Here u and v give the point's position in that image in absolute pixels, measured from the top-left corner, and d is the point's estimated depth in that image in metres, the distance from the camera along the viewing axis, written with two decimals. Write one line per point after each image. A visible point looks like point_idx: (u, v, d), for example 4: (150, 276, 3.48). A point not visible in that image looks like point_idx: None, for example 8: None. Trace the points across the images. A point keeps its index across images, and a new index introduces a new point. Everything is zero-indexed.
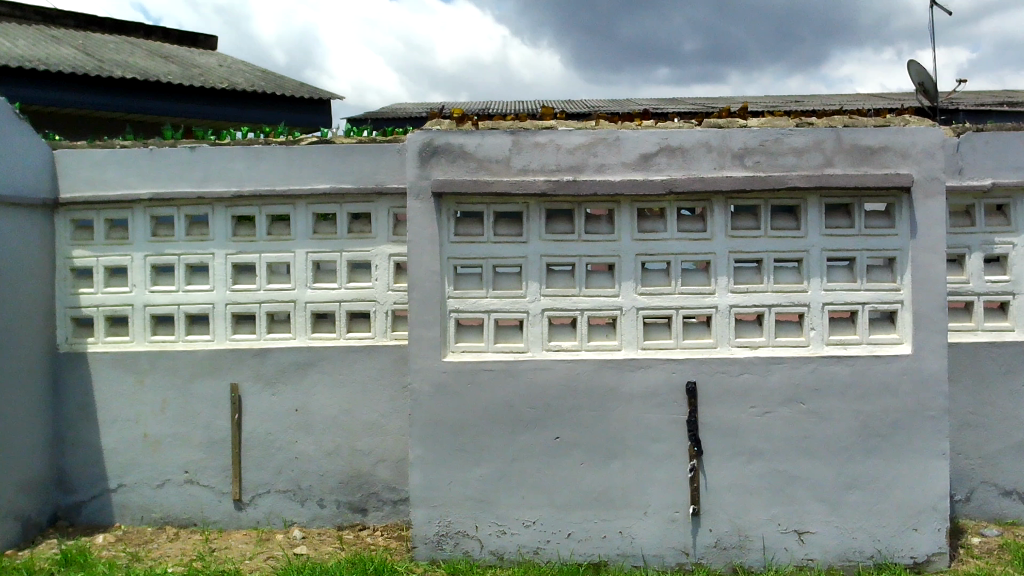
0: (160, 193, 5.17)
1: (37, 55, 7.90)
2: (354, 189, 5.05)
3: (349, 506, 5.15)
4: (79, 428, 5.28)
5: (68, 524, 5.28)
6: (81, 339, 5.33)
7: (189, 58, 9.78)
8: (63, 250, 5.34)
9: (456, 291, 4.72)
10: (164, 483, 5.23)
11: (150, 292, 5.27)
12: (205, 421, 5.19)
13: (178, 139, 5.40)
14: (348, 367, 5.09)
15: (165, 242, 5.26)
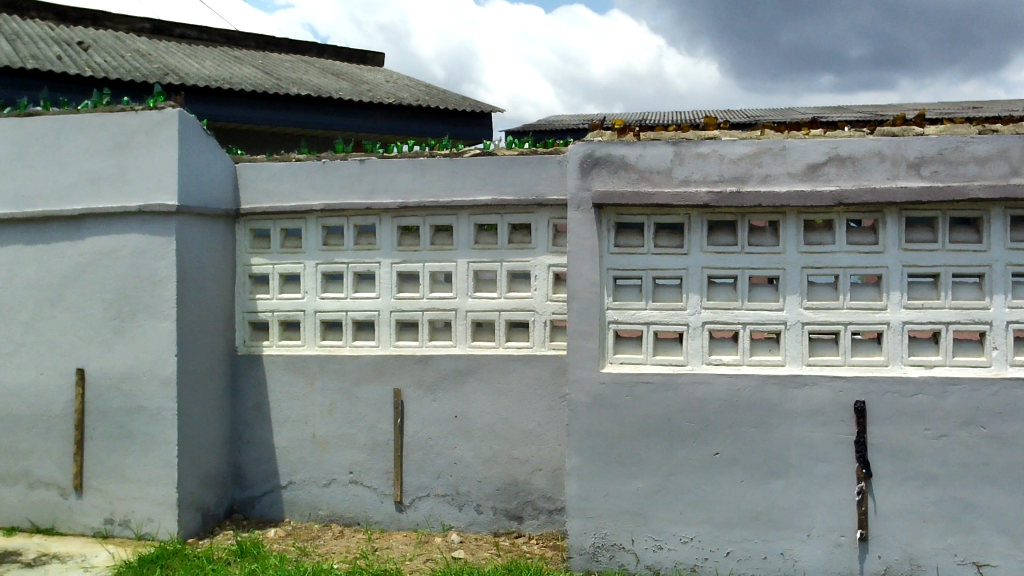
0: (331, 204, 5.41)
1: (222, 71, 8.35)
2: (515, 200, 5.13)
3: (505, 513, 5.21)
4: (254, 426, 5.58)
5: (243, 517, 5.59)
6: (257, 342, 5.63)
7: (359, 74, 10.17)
8: (242, 257, 5.66)
9: (615, 302, 4.71)
10: (330, 482, 5.44)
11: (321, 299, 5.51)
12: (370, 423, 5.37)
13: (349, 153, 5.62)
14: (507, 375, 5.17)
15: (335, 251, 5.49)
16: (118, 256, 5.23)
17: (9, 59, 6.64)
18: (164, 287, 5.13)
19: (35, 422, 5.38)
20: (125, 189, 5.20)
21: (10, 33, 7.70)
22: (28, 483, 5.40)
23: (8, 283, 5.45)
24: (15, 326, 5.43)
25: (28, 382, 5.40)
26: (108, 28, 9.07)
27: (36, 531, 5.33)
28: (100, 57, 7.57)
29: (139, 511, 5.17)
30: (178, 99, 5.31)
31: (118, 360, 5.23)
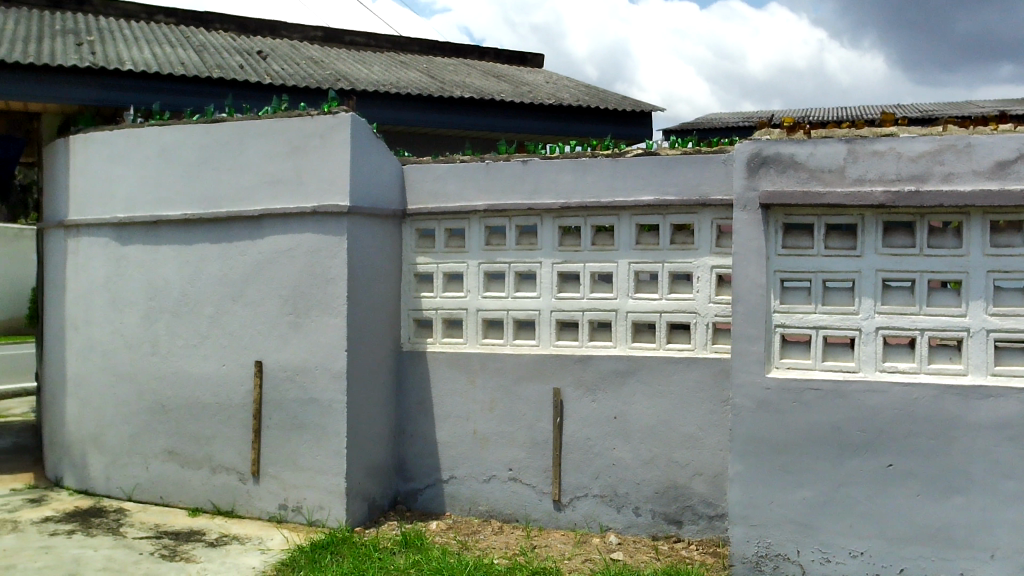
0: (494, 205, 5.49)
1: (388, 76, 8.61)
2: (678, 200, 5.06)
3: (664, 517, 5.14)
4: (418, 421, 5.73)
5: (406, 508, 5.75)
6: (421, 339, 5.79)
7: (519, 75, 10.26)
8: (408, 257, 5.83)
9: (782, 305, 4.58)
10: (490, 478, 5.53)
11: (483, 298, 5.60)
12: (529, 421, 5.43)
13: (512, 154, 5.69)
14: (667, 378, 5.10)
15: (497, 251, 5.57)
16: (294, 254, 5.49)
17: (197, 70, 7.08)
18: (337, 285, 5.34)
19: (218, 410, 5.72)
20: (302, 191, 5.46)
21: (197, 45, 8.22)
22: (210, 468, 5.74)
23: (195, 279, 5.81)
24: (200, 319, 5.79)
25: (211, 373, 5.74)
26: (284, 38, 9.54)
27: (218, 513, 5.67)
28: (278, 66, 7.97)
29: (310, 498, 5.41)
30: (350, 104, 5.53)
31: (293, 353, 5.49)
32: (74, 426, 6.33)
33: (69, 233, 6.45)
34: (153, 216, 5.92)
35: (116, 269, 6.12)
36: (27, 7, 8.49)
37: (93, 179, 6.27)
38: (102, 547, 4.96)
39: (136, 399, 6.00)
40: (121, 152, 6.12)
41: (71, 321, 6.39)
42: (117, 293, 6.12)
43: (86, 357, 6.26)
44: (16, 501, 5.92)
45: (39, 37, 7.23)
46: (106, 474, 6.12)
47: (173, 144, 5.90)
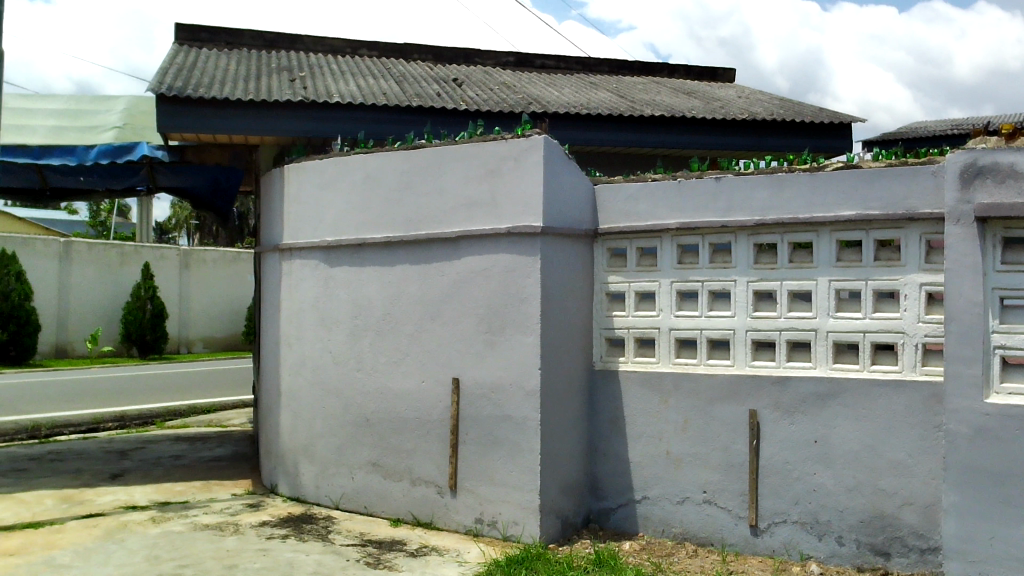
0: (687, 223, 5.44)
1: (578, 97, 8.69)
2: (883, 215, 4.83)
3: (870, 548, 4.88)
4: (611, 440, 5.74)
5: (599, 527, 5.76)
6: (614, 358, 5.80)
7: (710, 90, 10.09)
8: (600, 276, 5.87)
9: (1002, 325, 4.26)
10: (684, 500, 5.43)
11: (676, 317, 5.55)
12: (725, 443, 5.30)
13: (704, 170, 5.62)
14: (872, 401, 4.87)
15: (690, 269, 5.50)
16: (489, 274, 5.64)
17: (399, 100, 7.43)
18: (531, 304, 5.45)
19: (418, 425, 5.94)
20: (497, 213, 5.61)
21: (397, 75, 8.63)
22: (410, 480, 5.96)
23: (396, 299, 6.08)
24: (401, 337, 6.05)
25: (411, 389, 5.98)
26: (478, 64, 9.86)
27: (417, 524, 5.87)
28: (474, 92, 8.23)
29: (505, 513, 5.51)
30: (543, 127, 5.64)
31: (489, 371, 5.64)
32: (287, 437, 6.75)
33: (284, 256, 6.91)
34: (358, 239, 6.25)
35: (325, 289, 6.49)
36: (247, 47, 9.19)
37: (305, 205, 6.69)
38: (313, 552, 5.26)
39: (342, 412, 6.33)
40: (330, 180, 6.50)
41: (284, 338, 6.83)
42: (325, 312, 6.48)
43: (298, 372, 6.68)
44: (237, 506, 6.38)
45: (257, 76, 7.82)
46: (315, 483, 6.47)
47: (377, 171, 6.22)
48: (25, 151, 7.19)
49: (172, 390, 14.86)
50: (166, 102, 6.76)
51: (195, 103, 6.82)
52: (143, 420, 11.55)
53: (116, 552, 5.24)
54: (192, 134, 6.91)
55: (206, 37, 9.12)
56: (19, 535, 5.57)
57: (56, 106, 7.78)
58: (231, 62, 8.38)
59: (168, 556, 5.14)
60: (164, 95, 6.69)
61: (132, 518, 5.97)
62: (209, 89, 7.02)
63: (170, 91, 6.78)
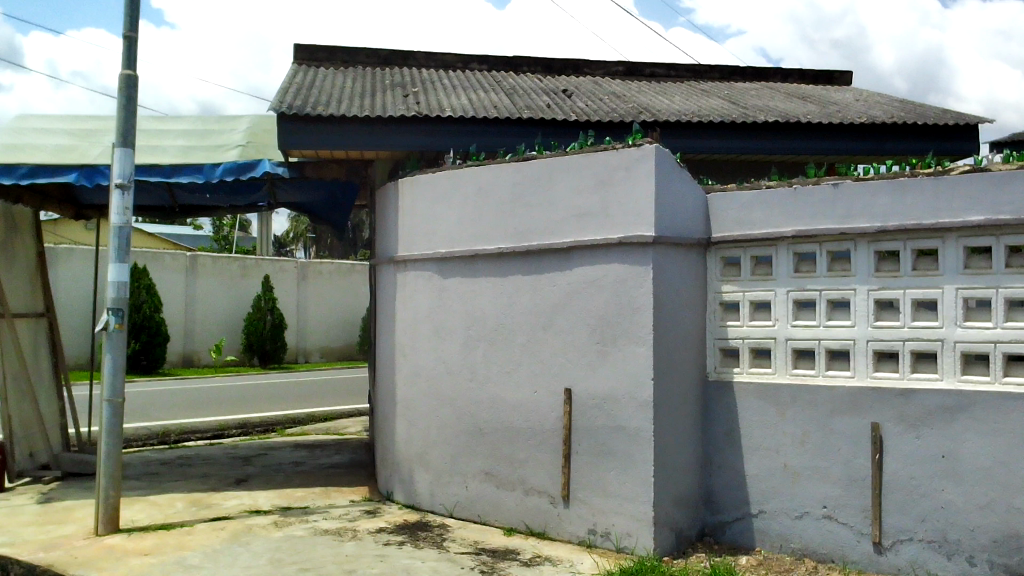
0: (804, 230, 5.31)
1: (689, 104, 8.59)
2: (1014, 219, 4.62)
3: (1004, 569, 4.65)
4: (725, 452, 5.64)
5: (714, 541, 5.67)
6: (728, 368, 5.71)
7: (825, 94, 9.83)
8: (714, 285, 5.79)
9: None
10: (803, 514, 5.29)
11: (792, 326, 5.42)
12: (845, 457, 5.15)
13: (821, 176, 5.49)
14: (1004, 415, 4.66)
15: (807, 278, 5.37)
16: (601, 285, 5.64)
17: (510, 112, 7.50)
18: (643, 314, 5.41)
19: (531, 435, 5.97)
20: (609, 223, 5.61)
21: (508, 88, 8.72)
22: (523, 489, 5.99)
23: (509, 309, 6.13)
24: (514, 347, 6.09)
25: (524, 399, 6.02)
26: (587, 75, 9.89)
27: (531, 533, 5.90)
28: (584, 103, 8.24)
29: (619, 524, 5.48)
30: (654, 136, 5.61)
31: (601, 381, 5.62)
32: (402, 445, 6.87)
33: (398, 268, 7.05)
34: (471, 250, 6.34)
35: (439, 300, 6.60)
36: (362, 65, 9.45)
37: (419, 218, 6.82)
38: (429, 559, 5.34)
39: (456, 422, 6.41)
40: (443, 192, 6.62)
41: (400, 348, 6.97)
42: (439, 322, 6.59)
43: (412, 382, 6.80)
44: (355, 512, 6.54)
45: (373, 93, 8.03)
46: (430, 491, 6.56)
47: (489, 183, 6.30)
48: (158, 170, 7.45)
49: (291, 398, 15.34)
50: (287, 121, 7.01)
51: (313, 120, 7.05)
52: (265, 427, 11.96)
53: (242, 554, 5.45)
54: (311, 151, 7.15)
55: (323, 56, 9.40)
56: (152, 536, 5.84)
57: (185, 127, 8.15)
58: (348, 79, 8.64)
59: (291, 560, 5.31)
60: (285, 114, 6.94)
61: (256, 522, 6.19)
62: (327, 106, 7.24)
63: (290, 109, 7.03)
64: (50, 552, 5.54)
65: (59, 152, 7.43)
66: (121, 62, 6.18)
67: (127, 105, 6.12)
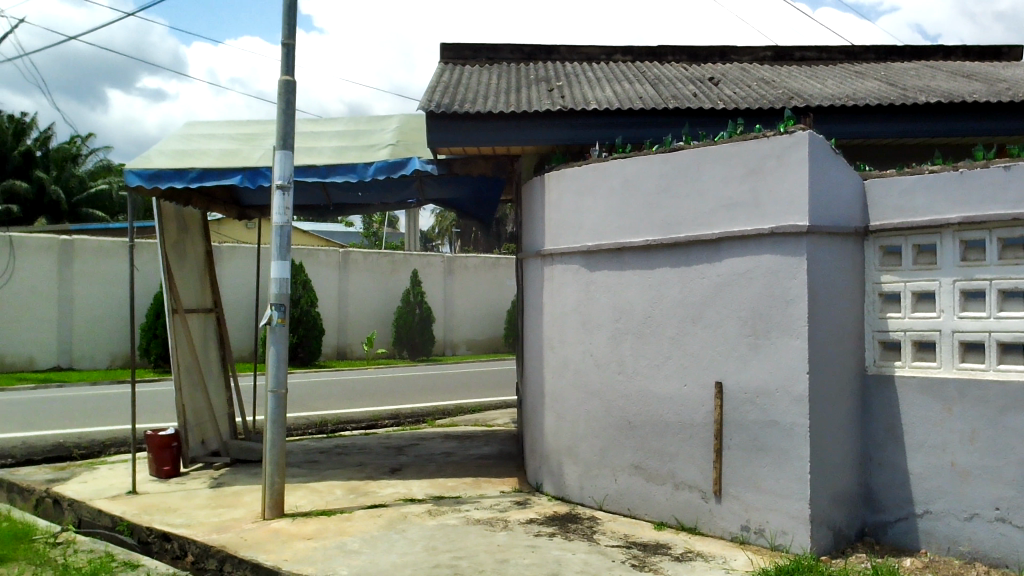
0: (972, 216, 5.03)
1: (844, 88, 8.26)
2: None
3: None
4: (887, 449, 5.43)
5: (875, 541, 5.47)
6: (889, 362, 5.48)
7: (993, 71, 9.26)
8: (872, 276, 5.56)
9: None
10: (973, 516, 5.02)
11: (959, 318, 5.12)
12: (1020, 457, 4.85)
13: (991, 159, 5.18)
14: None
15: (976, 267, 5.06)
16: (752, 276, 5.51)
17: (656, 103, 7.41)
18: (797, 306, 5.26)
19: (681, 429, 5.90)
20: (760, 213, 5.47)
21: (653, 78, 8.64)
22: (674, 484, 5.93)
23: (657, 302, 6.08)
24: (663, 341, 6.03)
25: (673, 392, 5.95)
26: (734, 61, 9.68)
27: (682, 529, 5.83)
28: (732, 91, 8.06)
29: (774, 521, 5.35)
30: (808, 122, 5.43)
31: (754, 376, 5.50)
32: (551, 437, 6.92)
33: (545, 262, 7.09)
34: (618, 243, 6.31)
35: (586, 293, 6.60)
36: (507, 61, 9.55)
37: (565, 212, 6.84)
38: (580, 551, 5.37)
39: (604, 415, 6.40)
40: (589, 186, 6.62)
41: (547, 341, 7.02)
42: (586, 316, 6.59)
43: (560, 375, 6.83)
44: (506, 503, 6.63)
45: (518, 88, 8.10)
46: (579, 484, 6.58)
47: (636, 175, 6.27)
48: (314, 171, 7.76)
49: (439, 390, 15.67)
50: (435, 119, 7.18)
51: (461, 118, 7.18)
52: (416, 418, 12.28)
53: (398, 541, 5.63)
54: (459, 148, 7.28)
55: (469, 54, 9.55)
56: (314, 521, 6.11)
57: (339, 128, 8.46)
58: (494, 76, 8.75)
59: (445, 548, 5.45)
60: (433, 112, 7.10)
61: (411, 510, 6.38)
62: (474, 104, 7.36)
63: (439, 108, 7.18)
64: (223, 534, 5.88)
65: (224, 155, 7.84)
66: (280, 68, 6.48)
67: (287, 109, 6.41)
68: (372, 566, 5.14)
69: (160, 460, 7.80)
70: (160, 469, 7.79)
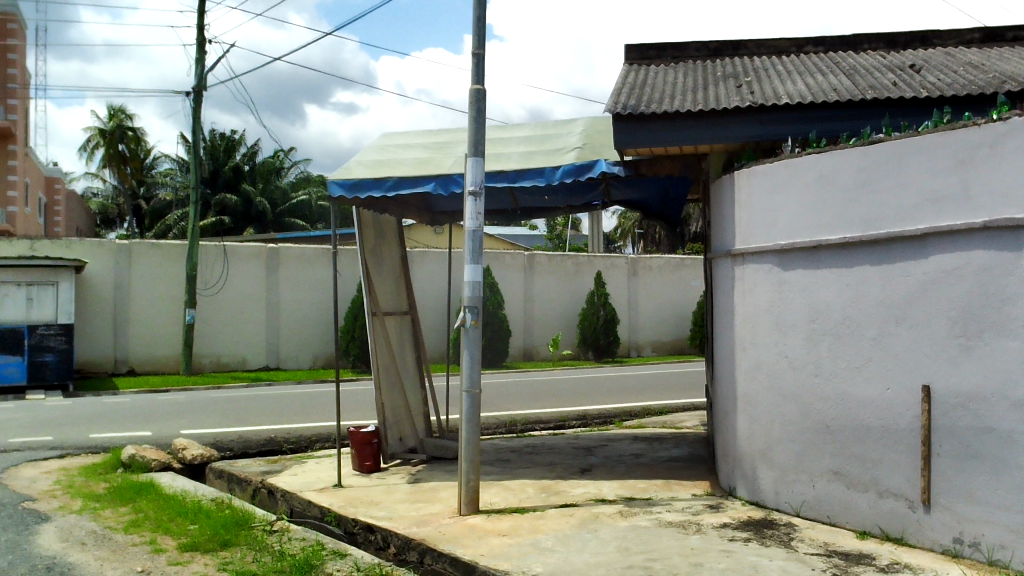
0: None
1: None
2: None
3: None
4: None
5: None
6: None
7: None
8: None
9: None
10: None
11: None
12: None
13: None
14: None
15: None
16: (963, 273, 5.20)
17: (852, 95, 7.11)
18: (1014, 305, 4.94)
19: (884, 434, 5.64)
20: (971, 206, 5.16)
21: (848, 68, 8.29)
22: (877, 492, 5.67)
23: (857, 301, 5.84)
24: (863, 342, 5.79)
25: (875, 396, 5.69)
26: (937, 46, 9.14)
27: (887, 539, 5.57)
28: (936, 77, 7.61)
29: (990, 535, 5.02)
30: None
31: (966, 379, 5.19)
32: (744, 441, 6.75)
33: (736, 262, 6.95)
34: (813, 242, 6.11)
35: (779, 294, 6.42)
36: (692, 59, 9.43)
37: (756, 210, 6.68)
38: (777, 558, 5.24)
39: (800, 419, 6.20)
40: (781, 183, 6.44)
41: (739, 343, 6.85)
42: (780, 316, 6.40)
43: (753, 377, 6.66)
44: (698, 506, 6.54)
45: (705, 86, 7.98)
46: (775, 489, 6.40)
47: (831, 171, 6.04)
48: (504, 176, 7.94)
49: (626, 391, 15.65)
50: (622, 121, 7.18)
51: (648, 118, 7.16)
52: (603, 419, 12.31)
53: (591, 541, 5.67)
54: (646, 149, 7.27)
55: (654, 54, 9.48)
56: (508, 519, 6.25)
57: (526, 133, 8.60)
58: (680, 75, 8.66)
59: (638, 549, 5.45)
60: (619, 114, 7.11)
61: (602, 511, 6.41)
62: (660, 104, 7.31)
63: (625, 109, 7.18)
64: (422, 528, 6.12)
65: (418, 164, 8.15)
66: (471, 77, 6.68)
67: (477, 117, 6.61)
68: (566, 564, 5.21)
69: (362, 455, 8.23)
70: (363, 465, 8.21)
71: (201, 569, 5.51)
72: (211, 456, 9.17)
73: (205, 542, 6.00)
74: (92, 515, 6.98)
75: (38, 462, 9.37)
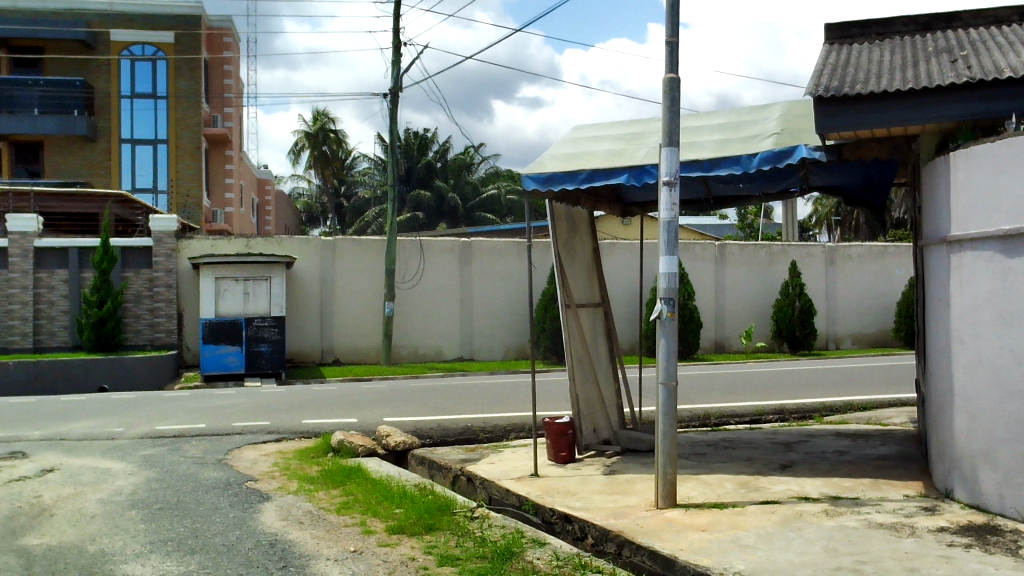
0: None
1: None
2: None
3: None
4: None
5: None
6: None
7: None
8: None
9: None
10: None
11: None
12: None
13: None
14: None
15: None
16: None
17: None
18: None
19: None
20: None
21: None
22: None
23: None
24: None
25: None
26: None
27: None
28: None
29: None
30: None
31: None
32: (963, 440, 6.32)
33: (952, 249, 6.51)
34: None
35: (1003, 283, 5.97)
36: (900, 35, 8.90)
37: (975, 193, 6.24)
38: (1003, 567, 4.88)
39: None
40: (1004, 163, 5.98)
41: (956, 336, 6.42)
42: (1003, 306, 5.96)
43: (972, 372, 6.23)
44: (911, 508, 6.20)
45: (915, 63, 7.53)
46: (999, 493, 5.96)
47: None
48: (699, 166, 7.81)
49: (825, 385, 15.05)
50: (825, 104, 6.88)
51: (853, 100, 6.84)
52: (801, 414, 11.89)
53: (795, 540, 5.49)
54: (850, 132, 6.94)
55: (857, 31, 9.02)
56: (708, 514, 6.15)
57: (720, 120, 8.40)
58: (886, 53, 8.20)
59: (847, 550, 5.22)
60: (821, 97, 6.82)
61: (806, 509, 6.19)
62: (866, 84, 6.95)
63: (828, 92, 6.88)
64: (620, 520, 6.13)
65: (610, 156, 8.14)
66: (665, 67, 6.60)
67: (672, 106, 6.53)
68: (770, 562, 5.07)
69: (557, 446, 8.32)
70: (557, 455, 8.30)
71: (408, 552, 5.74)
72: (413, 443, 9.53)
73: (411, 525, 6.26)
74: (307, 496, 7.44)
75: (258, 445, 10.07)
